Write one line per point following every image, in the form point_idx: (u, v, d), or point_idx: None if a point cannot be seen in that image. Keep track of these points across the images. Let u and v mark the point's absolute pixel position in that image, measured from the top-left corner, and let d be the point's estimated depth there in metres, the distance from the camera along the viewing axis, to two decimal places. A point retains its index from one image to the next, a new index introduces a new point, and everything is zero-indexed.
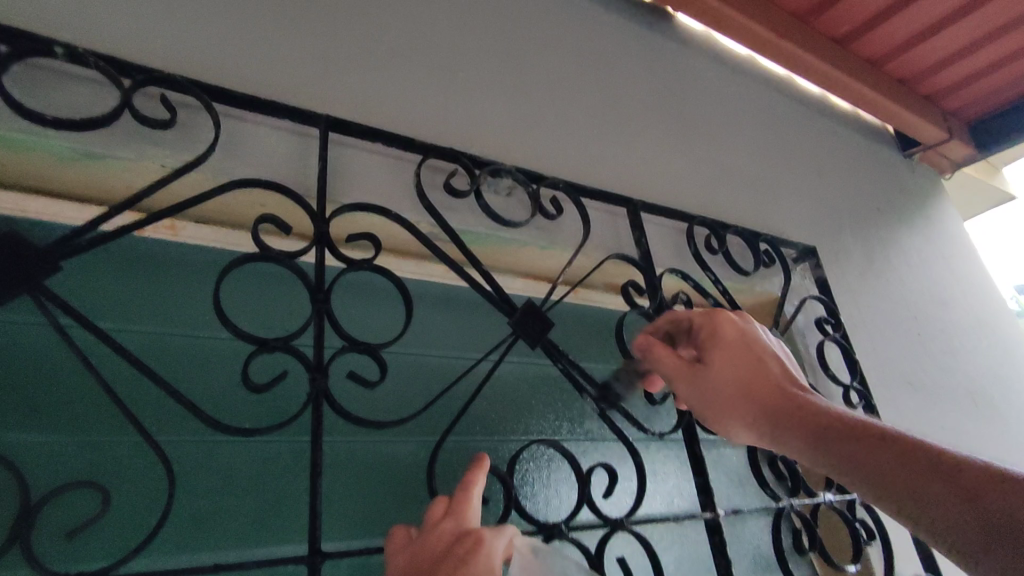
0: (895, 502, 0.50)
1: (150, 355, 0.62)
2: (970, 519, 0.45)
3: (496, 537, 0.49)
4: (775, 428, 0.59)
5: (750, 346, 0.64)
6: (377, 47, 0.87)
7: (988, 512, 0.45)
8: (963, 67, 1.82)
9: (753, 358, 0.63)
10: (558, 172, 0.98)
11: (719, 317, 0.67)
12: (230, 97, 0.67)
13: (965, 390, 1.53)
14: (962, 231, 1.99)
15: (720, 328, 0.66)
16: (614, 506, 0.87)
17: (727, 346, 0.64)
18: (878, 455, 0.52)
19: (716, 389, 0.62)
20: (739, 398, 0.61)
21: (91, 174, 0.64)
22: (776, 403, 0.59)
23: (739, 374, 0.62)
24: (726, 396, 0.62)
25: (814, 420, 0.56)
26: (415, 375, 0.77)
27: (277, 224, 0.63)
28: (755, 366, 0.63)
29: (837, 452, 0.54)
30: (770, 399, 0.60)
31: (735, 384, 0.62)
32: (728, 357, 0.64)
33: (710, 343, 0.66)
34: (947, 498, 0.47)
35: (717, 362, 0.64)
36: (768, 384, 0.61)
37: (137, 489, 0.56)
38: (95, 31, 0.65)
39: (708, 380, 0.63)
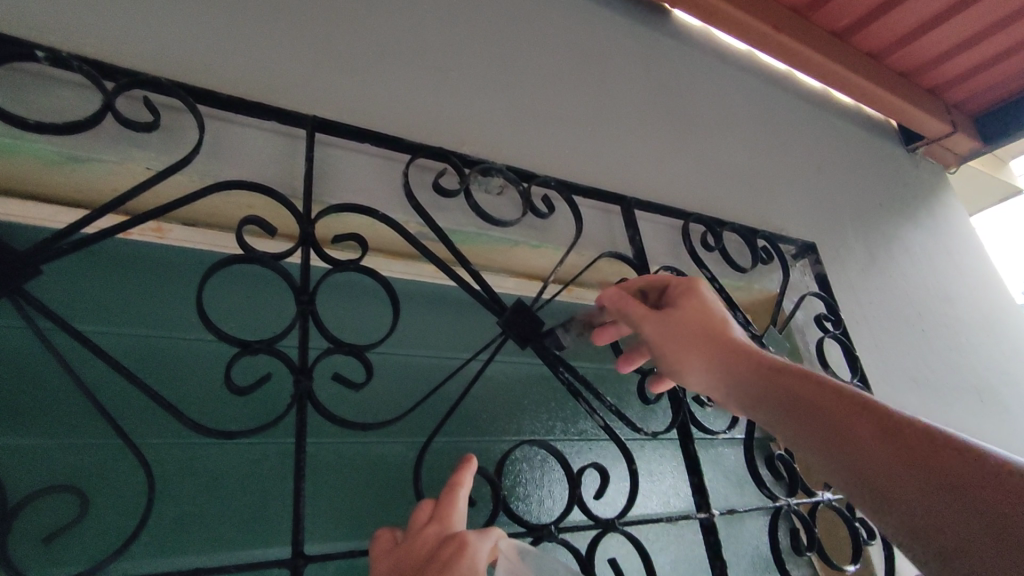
0: (835, 464, 0.53)
1: (135, 358, 0.62)
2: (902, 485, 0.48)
3: (482, 540, 0.48)
4: (726, 369, 0.62)
5: (717, 308, 0.67)
6: (367, 47, 0.87)
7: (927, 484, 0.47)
8: (967, 59, 1.79)
9: (716, 316, 0.66)
10: (551, 170, 0.98)
11: (697, 281, 0.70)
12: (214, 99, 0.67)
13: (971, 388, 1.50)
14: (967, 225, 1.96)
15: (694, 287, 0.69)
16: (608, 506, 0.86)
17: (698, 303, 0.67)
18: (830, 421, 0.54)
19: (679, 330, 0.65)
20: (698, 342, 0.64)
21: (75, 178, 0.64)
22: (729, 350, 0.63)
23: (702, 325, 0.65)
24: (688, 340, 0.65)
25: (768, 373, 0.60)
26: (403, 376, 0.76)
27: (261, 226, 0.62)
28: (719, 323, 0.65)
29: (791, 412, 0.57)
30: (724, 346, 0.63)
31: (697, 330, 0.65)
32: (696, 309, 0.66)
33: (681, 296, 0.68)
34: (887, 464, 0.49)
35: (684, 310, 0.66)
36: (724, 334, 0.64)
37: (119, 492, 0.56)
38: (79, 34, 0.65)
39: (673, 323, 0.66)
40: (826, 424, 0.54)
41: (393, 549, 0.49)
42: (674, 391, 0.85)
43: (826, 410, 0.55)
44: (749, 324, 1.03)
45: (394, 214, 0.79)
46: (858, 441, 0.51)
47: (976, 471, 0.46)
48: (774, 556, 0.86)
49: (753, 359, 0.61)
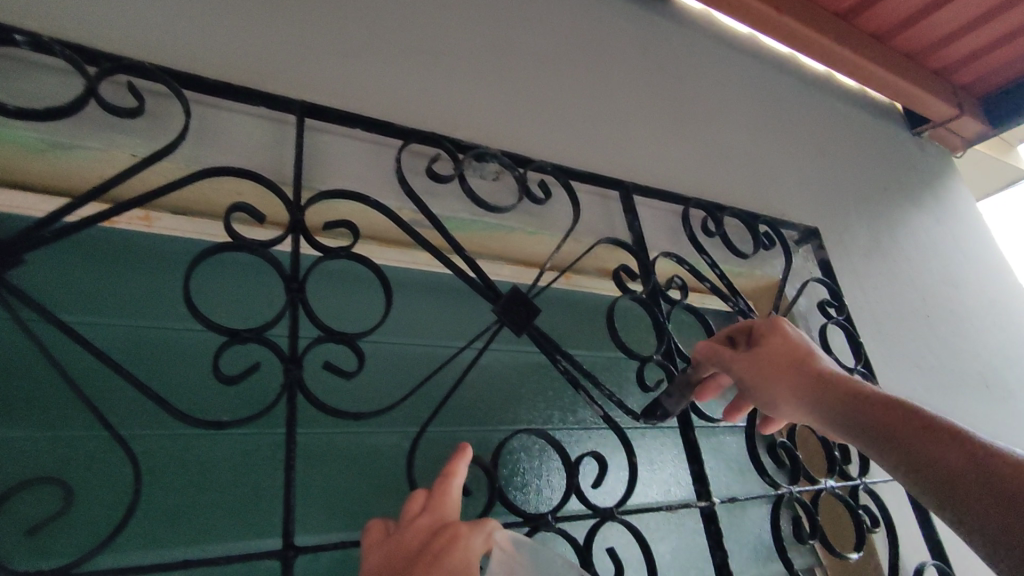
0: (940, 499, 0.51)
1: (123, 348, 0.61)
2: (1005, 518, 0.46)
3: (475, 534, 0.46)
4: (819, 400, 0.62)
5: (805, 341, 0.68)
6: (358, 31, 0.85)
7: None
8: (974, 40, 1.76)
9: (805, 350, 0.67)
10: (547, 155, 0.96)
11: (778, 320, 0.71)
12: (200, 84, 0.66)
13: (977, 374, 1.49)
14: (973, 210, 1.93)
15: (778, 324, 0.70)
16: (607, 495, 0.85)
17: (785, 340, 0.68)
18: (929, 451, 0.53)
19: (769, 365, 0.66)
20: (789, 375, 0.64)
21: (59, 166, 0.63)
22: (820, 381, 0.63)
23: (791, 359, 0.66)
24: (778, 371, 0.65)
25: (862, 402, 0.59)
26: (396, 365, 0.75)
27: (250, 212, 0.61)
28: (809, 356, 0.66)
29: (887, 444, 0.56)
30: (816, 378, 0.63)
31: (787, 365, 0.65)
32: (784, 345, 0.67)
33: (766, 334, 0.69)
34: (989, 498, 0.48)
35: (771, 347, 0.67)
36: (815, 366, 0.65)
37: (106, 484, 0.56)
38: (61, 17, 0.64)
39: (761, 360, 0.67)
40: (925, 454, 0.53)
41: (384, 541, 0.47)
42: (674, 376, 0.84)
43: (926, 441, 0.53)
44: (751, 311, 1.01)
45: (386, 201, 0.77)
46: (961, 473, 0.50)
47: None
48: (776, 545, 0.85)
49: (846, 387, 0.61)
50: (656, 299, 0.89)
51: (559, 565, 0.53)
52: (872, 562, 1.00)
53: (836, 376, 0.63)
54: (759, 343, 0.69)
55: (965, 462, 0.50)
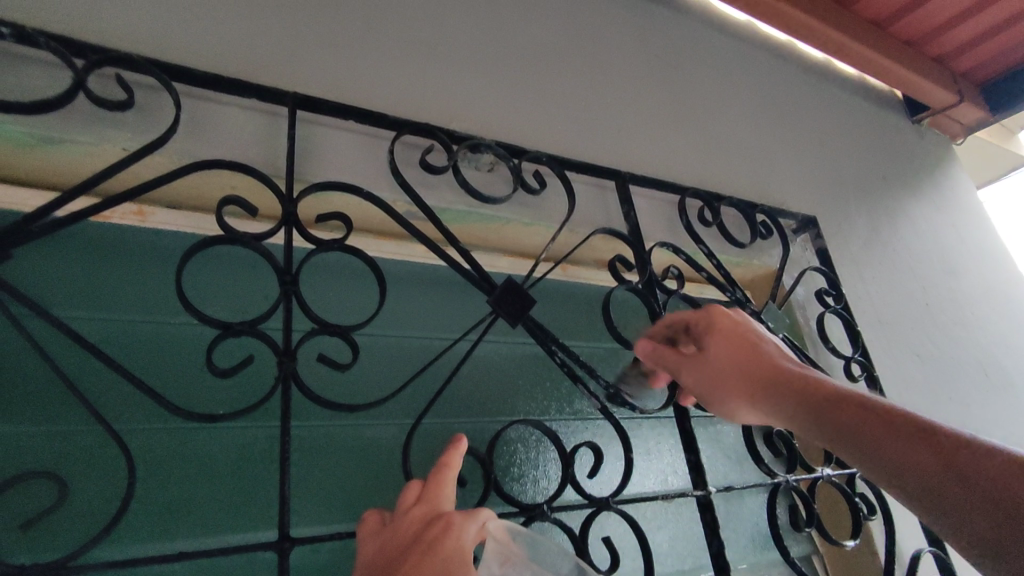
0: (887, 475, 0.52)
1: (116, 342, 0.61)
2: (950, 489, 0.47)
3: (469, 520, 0.46)
4: (774, 402, 0.60)
5: (747, 336, 0.66)
6: (351, 23, 0.85)
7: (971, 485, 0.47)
8: (974, 26, 1.74)
9: (750, 346, 0.65)
10: (543, 145, 0.96)
11: (717, 309, 0.69)
12: (190, 76, 0.65)
13: (976, 362, 1.49)
14: (974, 198, 1.92)
15: (717, 318, 0.68)
16: (603, 485, 0.85)
17: (728, 333, 0.66)
18: (875, 432, 0.53)
19: (718, 373, 0.64)
20: (740, 381, 0.63)
21: (48, 160, 0.63)
22: (770, 385, 0.61)
23: (736, 362, 0.64)
24: (724, 374, 0.64)
25: (807, 391, 0.59)
26: (391, 357, 0.75)
27: (243, 205, 0.61)
28: (751, 350, 0.64)
29: (834, 429, 0.56)
30: (763, 378, 0.62)
31: (735, 371, 0.63)
32: (728, 345, 0.65)
33: (708, 333, 0.67)
34: (935, 473, 0.49)
35: (714, 351, 0.65)
36: (764, 364, 0.63)
37: (100, 477, 0.56)
38: (49, 10, 0.63)
39: (708, 366, 0.65)
40: (870, 435, 0.53)
41: (380, 531, 0.47)
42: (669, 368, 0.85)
43: (870, 422, 0.54)
44: (748, 300, 1.01)
45: (380, 193, 0.77)
46: (904, 449, 0.51)
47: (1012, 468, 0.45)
48: (772, 532, 0.86)
49: (795, 385, 0.60)
50: (652, 290, 0.89)
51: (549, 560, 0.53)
52: (869, 550, 1.00)
53: (781, 369, 0.62)
54: (704, 345, 0.66)
55: (907, 441, 0.51)
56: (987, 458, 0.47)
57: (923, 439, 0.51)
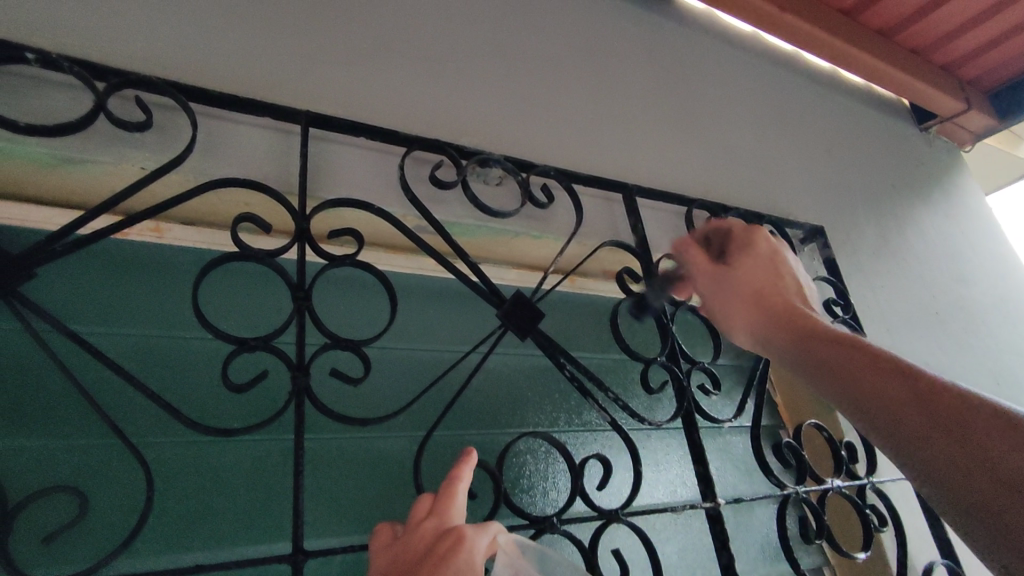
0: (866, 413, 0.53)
1: (135, 358, 0.62)
2: (928, 438, 0.49)
3: (480, 531, 0.47)
4: (772, 326, 0.63)
5: (776, 258, 0.68)
6: (364, 41, 0.87)
7: (953, 439, 0.47)
8: (981, 34, 1.75)
9: (774, 267, 0.67)
10: (551, 160, 0.97)
11: (763, 237, 0.71)
12: (207, 97, 0.67)
13: (987, 370, 1.48)
14: (983, 205, 1.92)
15: (755, 240, 0.71)
16: (612, 497, 0.86)
17: (760, 257, 0.68)
18: (867, 371, 0.54)
19: (731, 283, 0.68)
20: (748, 293, 0.66)
21: (70, 180, 0.65)
22: (774, 302, 0.64)
23: (755, 282, 0.66)
24: (738, 291, 0.67)
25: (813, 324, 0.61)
26: (402, 370, 0.76)
27: (257, 223, 0.63)
28: (774, 277, 0.66)
29: (826, 358, 0.57)
30: (773, 301, 0.64)
31: (750, 289, 0.66)
32: (754, 263, 0.68)
33: (740, 250, 0.70)
34: (917, 421, 0.50)
35: (739, 270, 0.68)
36: (779, 285, 0.66)
37: (118, 490, 0.57)
38: (73, 35, 0.65)
39: (727, 279, 0.68)
40: (861, 372, 0.54)
41: (393, 544, 0.48)
42: (679, 379, 0.85)
43: (866, 362, 0.55)
44: None
45: (390, 208, 0.78)
46: (892, 393, 0.52)
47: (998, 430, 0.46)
48: (782, 545, 0.85)
49: (800, 309, 0.63)
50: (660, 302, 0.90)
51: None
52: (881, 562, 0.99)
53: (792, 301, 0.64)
54: (731, 258, 0.70)
55: (897, 385, 0.52)
56: (975, 414, 0.47)
57: (915, 388, 0.51)
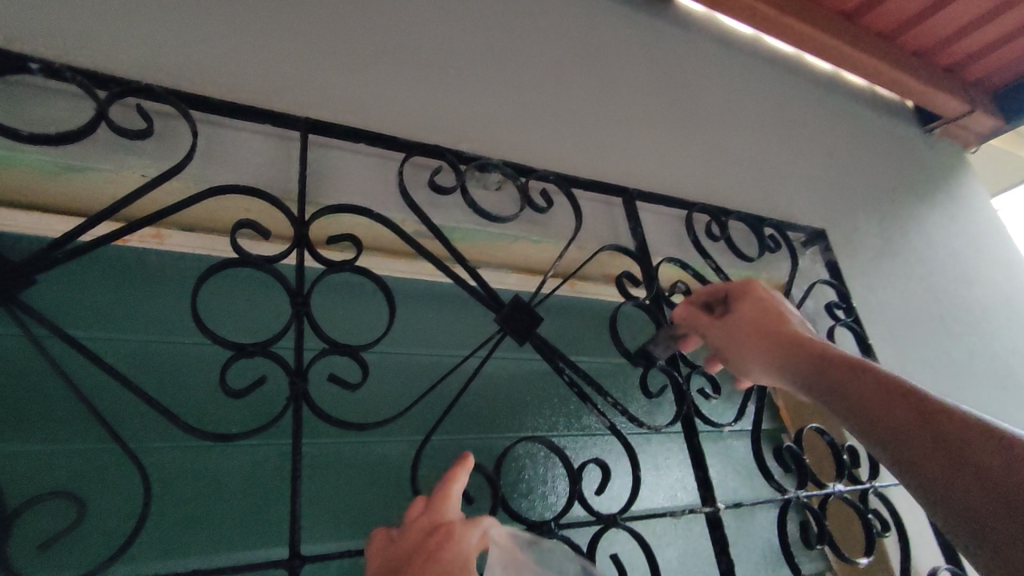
0: (885, 448, 0.57)
1: (134, 363, 0.63)
2: (950, 471, 0.51)
3: (471, 527, 0.48)
4: (785, 366, 0.66)
5: (776, 304, 0.72)
6: (362, 47, 0.87)
7: (972, 470, 0.50)
8: (984, 35, 1.74)
9: (777, 312, 0.71)
10: (550, 164, 0.97)
11: (757, 283, 0.75)
12: (206, 105, 0.67)
13: (992, 373, 1.47)
14: (987, 206, 1.91)
15: (752, 288, 0.74)
16: (611, 502, 0.86)
17: (761, 301, 0.72)
18: (880, 405, 0.57)
19: (739, 335, 0.71)
20: (758, 339, 0.70)
21: (71, 187, 0.65)
22: (783, 342, 0.68)
23: (762, 327, 0.70)
24: (748, 336, 0.71)
25: (826, 354, 0.63)
26: (401, 375, 0.77)
27: (256, 229, 0.63)
28: (777, 320, 0.70)
29: (840, 394, 0.60)
30: (784, 343, 0.67)
31: (758, 333, 0.70)
32: (757, 308, 0.72)
33: (741, 299, 0.73)
34: (936, 453, 0.53)
35: (745, 316, 0.72)
36: (785, 328, 0.69)
37: (117, 495, 0.57)
38: (73, 44, 0.66)
39: (735, 326, 0.72)
40: (878, 406, 0.57)
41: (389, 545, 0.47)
42: (678, 383, 0.85)
43: (881, 394, 0.58)
44: None
45: (389, 213, 0.79)
46: (909, 426, 0.55)
47: (1011, 460, 0.49)
48: (783, 550, 0.85)
49: (810, 350, 0.66)
50: (659, 306, 0.90)
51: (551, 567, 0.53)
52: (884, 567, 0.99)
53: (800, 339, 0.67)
54: (733, 308, 0.73)
55: (911, 418, 0.55)
56: (988, 445, 0.51)
57: (929, 421, 0.54)
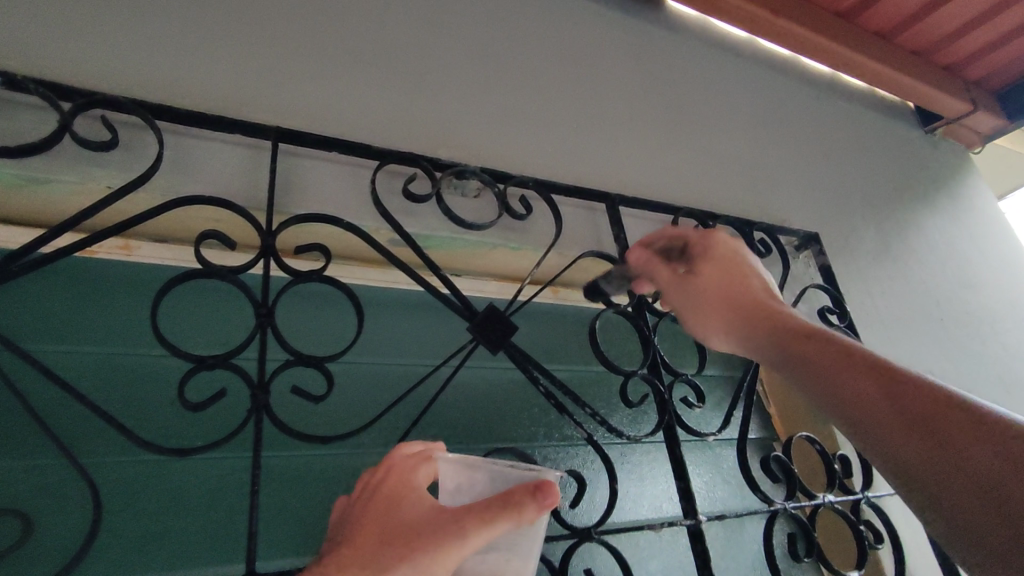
0: (847, 419, 0.56)
1: (94, 376, 0.63)
2: (912, 447, 0.51)
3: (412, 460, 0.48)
4: (745, 333, 0.65)
5: (739, 260, 0.69)
6: (338, 55, 0.86)
7: (935, 447, 0.50)
8: (985, 34, 1.71)
9: (739, 271, 0.68)
10: (531, 170, 0.96)
11: (718, 235, 0.71)
12: (172, 114, 0.67)
13: (996, 378, 1.44)
14: (991, 207, 1.87)
15: (713, 244, 0.70)
16: (589, 514, 0.83)
17: (722, 260, 0.69)
18: (846, 375, 0.56)
19: (701, 298, 0.68)
20: (718, 303, 0.67)
21: (35, 199, 0.65)
22: (747, 308, 0.65)
23: (722, 288, 0.67)
24: (708, 299, 0.67)
25: (789, 325, 0.62)
26: (369, 385, 0.75)
27: (221, 240, 0.63)
28: (737, 280, 0.68)
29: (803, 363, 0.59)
30: (744, 309, 0.65)
31: (719, 296, 0.67)
32: (718, 268, 0.68)
33: (702, 257, 0.69)
34: (900, 429, 0.52)
35: (705, 276, 0.68)
36: (748, 292, 0.66)
37: (70, 510, 0.57)
38: (39, 54, 0.66)
39: (696, 288, 0.68)
40: (841, 378, 0.57)
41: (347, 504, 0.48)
42: (659, 392, 0.83)
43: (846, 365, 0.57)
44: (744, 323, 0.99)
45: (362, 221, 0.78)
46: (876, 400, 0.54)
47: (981, 439, 0.48)
48: (769, 562, 0.82)
49: (773, 315, 0.63)
50: (642, 312, 0.88)
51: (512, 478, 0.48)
52: None
53: (762, 303, 0.65)
54: (695, 267, 0.69)
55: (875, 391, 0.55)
56: (957, 423, 0.50)
57: (896, 395, 0.54)
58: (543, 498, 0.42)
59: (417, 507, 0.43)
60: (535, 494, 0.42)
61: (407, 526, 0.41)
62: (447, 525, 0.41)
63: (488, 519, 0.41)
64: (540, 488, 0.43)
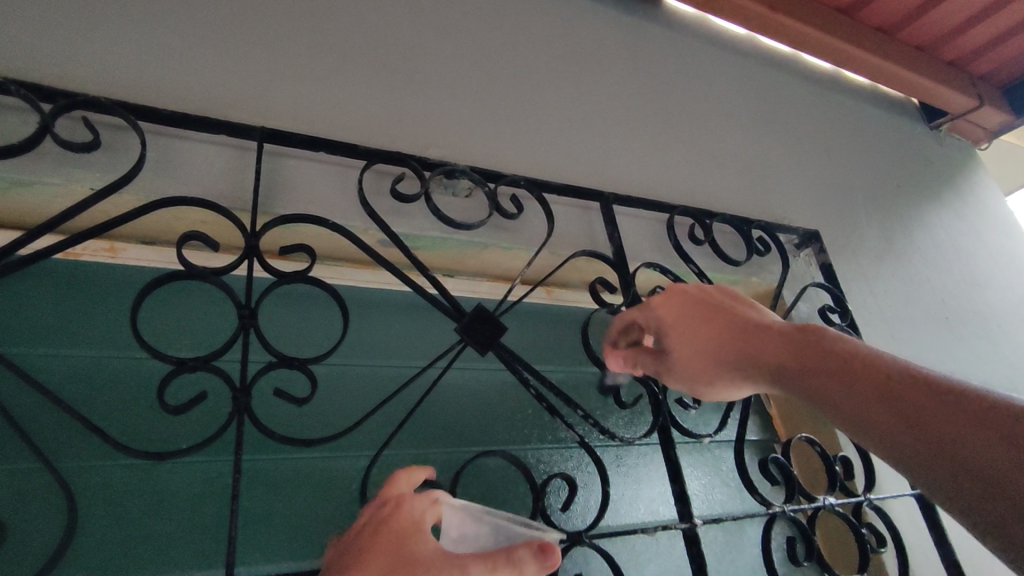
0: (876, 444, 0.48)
1: (76, 379, 0.62)
2: (952, 471, 0.43)
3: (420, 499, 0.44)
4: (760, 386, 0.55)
5: (698, 307, 0.60)
6: (327, 55, 0.86)
7: (973, 467, 0.42)
8: (991, 27, 1.68)
9: (707, 320, 0.59)
10: (523, 170, 0.95)
11: (658, 299, 0.63)
12: (155, 115, 0.66)
13: (1003, 377, 1.41)
14: (999, 204, 1.84)
15: (660, 308, 0.62)
16: (581, 517, 0.82)
17: (681, 318, 0.60)
18: (858, 397, 0.49)
19: (692, 374, 0.59)
20: (713, 373, 0.57)
21: (17, 202, 0.65)
22: (742, 364, 0.56)
23: (703, 352, 0.58)
24: (699, 370, 0.58)
25: (786, 369, 0.53)
26: (355, 388, 0.75)
27: (203, 240, 0.62)
28: (710, 333, 0.58)
29: (813, 397, 0.51)
30: (743, 366, 0.56)
31: (708, 363, 0.58)
32: (685, 335, 0.60)
33: (664, 332, 0.61)
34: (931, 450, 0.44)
35: (679, 350, 0.60)
36: (731, 343, 0.57)
37: (48, 514, 0.57)
38: (21, 57, 0.65)
39: (683, 367, 0.59)
40: (854, 401, 0.49)
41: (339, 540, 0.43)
42: (654, 393, 0.81)
43: (853, 386, 0.49)
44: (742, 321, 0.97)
45: (350, 222, 0.77)
46: (894, 422, 0.46)
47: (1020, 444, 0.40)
48: (767, 566, 0.80)
49: (772, 360, 0.54)
50: None
51: (517, 535, 0.47)
52: None
53: (752, 350, 0.55)
54: (665, 345, 0.61)
55: (890, 413, 0.47)
56: (988, 425, 0.42)
57: (911, 408, 0.46)
58: (545, 560, 0.40)
59: (423, 547, 0.40)
60: (538, 554, 0.40)
61: (412, 565, 0.38)
62: (453, 572, 0.38)
63: (493, 569, 0.39)
64: (544, 549, 0.40)
